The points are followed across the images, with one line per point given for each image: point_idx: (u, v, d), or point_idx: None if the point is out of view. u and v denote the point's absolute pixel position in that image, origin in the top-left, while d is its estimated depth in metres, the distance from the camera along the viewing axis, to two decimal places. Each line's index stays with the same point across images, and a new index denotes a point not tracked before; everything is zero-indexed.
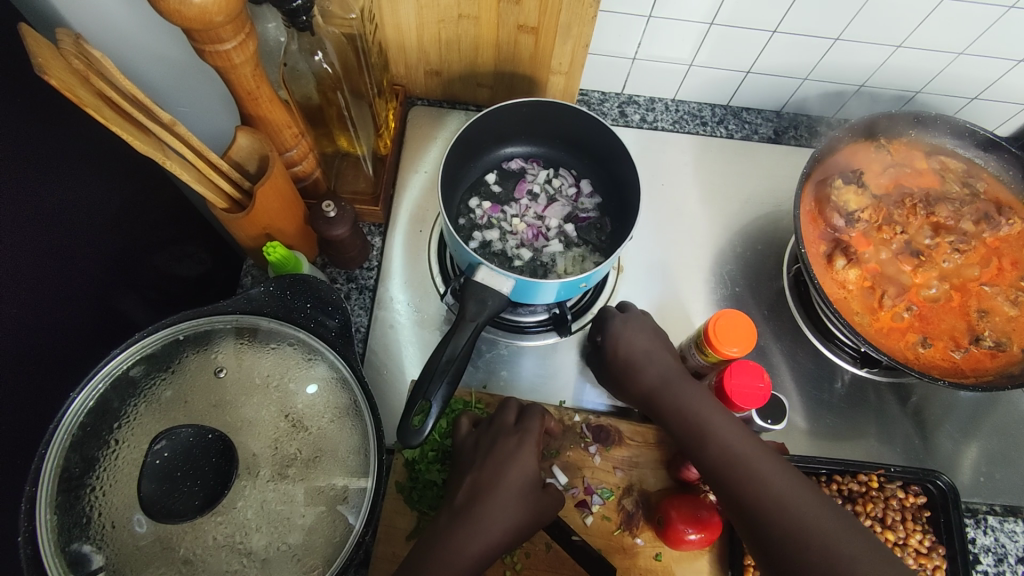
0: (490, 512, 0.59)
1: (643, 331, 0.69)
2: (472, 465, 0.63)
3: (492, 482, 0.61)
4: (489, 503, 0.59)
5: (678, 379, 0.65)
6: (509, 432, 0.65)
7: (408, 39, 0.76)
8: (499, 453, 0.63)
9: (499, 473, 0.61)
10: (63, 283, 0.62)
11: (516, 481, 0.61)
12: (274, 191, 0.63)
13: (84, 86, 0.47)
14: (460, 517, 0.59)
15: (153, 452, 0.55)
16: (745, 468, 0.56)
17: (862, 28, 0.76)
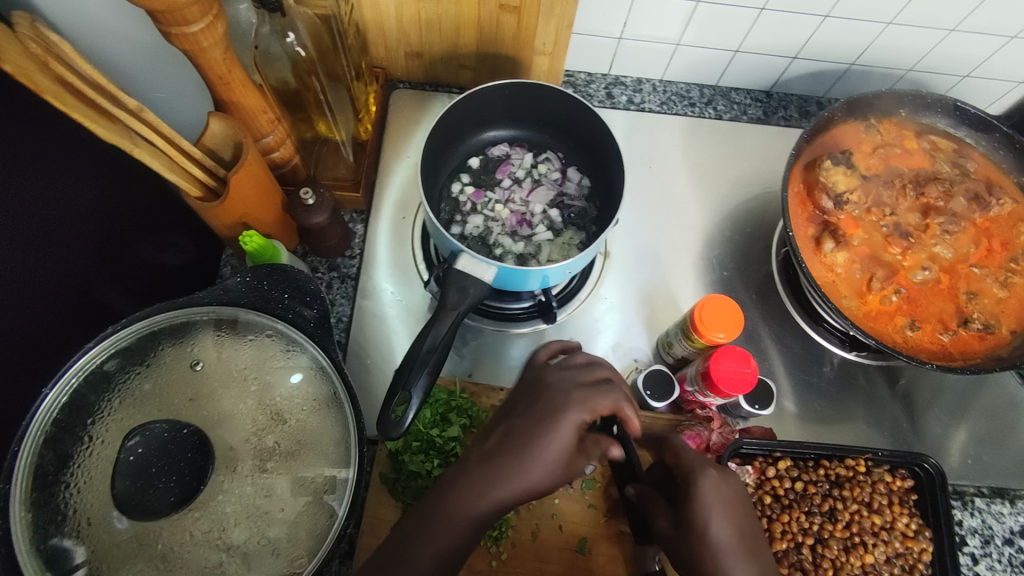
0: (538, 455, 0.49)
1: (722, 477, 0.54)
2: (519, 409, 0.53)
3: (538, 428, 0.51)
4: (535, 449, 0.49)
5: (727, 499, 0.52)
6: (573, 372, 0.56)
7: (387, 20, 0.74)
8: (553, 402, 0.52)
9: (551, 418, 0.51)
10: (33, 277, 0.60)
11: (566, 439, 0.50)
12: (250, 178, 0.61)
13: (41, 70, 0.46)
14: (486, 468, 0.50)
15: (126, 449, 0.54)
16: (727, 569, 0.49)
17: (852, 5, 0.74)
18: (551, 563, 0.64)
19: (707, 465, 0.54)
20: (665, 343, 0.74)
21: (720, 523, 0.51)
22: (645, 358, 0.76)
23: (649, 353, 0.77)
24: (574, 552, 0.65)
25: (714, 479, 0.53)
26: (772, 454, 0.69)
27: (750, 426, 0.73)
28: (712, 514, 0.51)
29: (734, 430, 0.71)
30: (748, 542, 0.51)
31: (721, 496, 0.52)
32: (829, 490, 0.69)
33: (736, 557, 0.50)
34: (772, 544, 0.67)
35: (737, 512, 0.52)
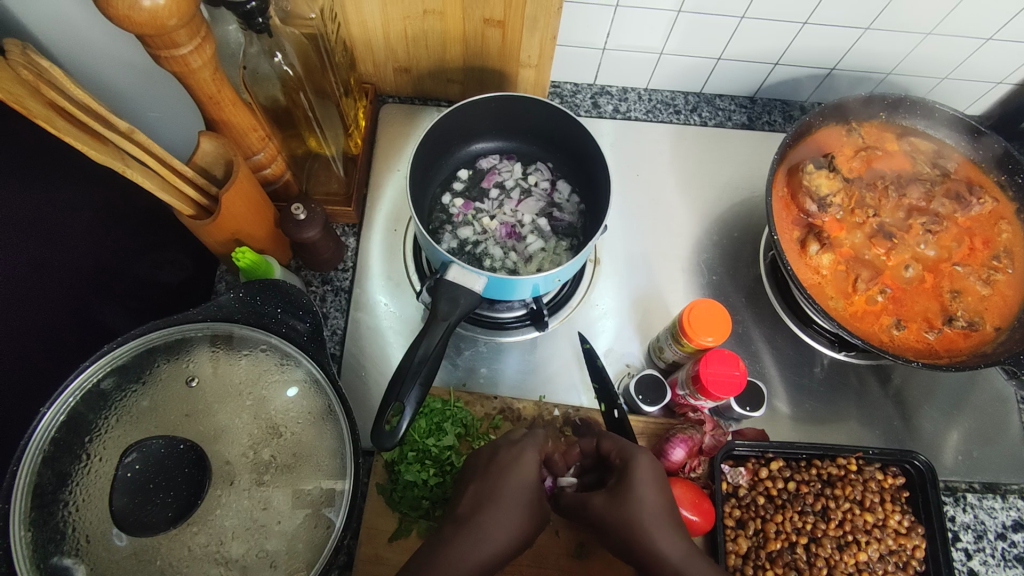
0: (491, 518, 0.55)
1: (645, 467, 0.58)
2: (478, 475, 0.60)
3: (494, 493, 0.58)
4: (492, 510, 0.56)
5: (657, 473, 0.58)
6: (512, 441, 0.62)
7: (374, 37, 0.75)
8: (501, 462, 0.60)
9: (501, 483, 0.58)
10: (30, 299, 0.61)
11: (517, 490, 0.58)
12: (240, 196, 0.62)
13: (34, 97, 0.47)
14: (463, 528, 0.55)
15: (124, 465, 0.54)
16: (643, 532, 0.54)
17: (830, 12, 0.76)
18: (549, 569, 0.65)
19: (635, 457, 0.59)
20: (656, 348, 0.75)
21: (647, 490, 0.56)
22: (637, 363, 0.77)
23: (641, 358, 0.78)
24: (572, 558, 0.65)
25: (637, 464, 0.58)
26: (764, 455, 0.69)
27: (743, 428, 0.74)
28: (643, 486, 0.56)
29: (726, 432, 0.71)
30: (673, 522, 0.55)
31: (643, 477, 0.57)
32: (822, 490, 0.70)
33: (658, 523, 0.55)
34: (766, 544, 0.67)
35: (661, 491, 0.57)
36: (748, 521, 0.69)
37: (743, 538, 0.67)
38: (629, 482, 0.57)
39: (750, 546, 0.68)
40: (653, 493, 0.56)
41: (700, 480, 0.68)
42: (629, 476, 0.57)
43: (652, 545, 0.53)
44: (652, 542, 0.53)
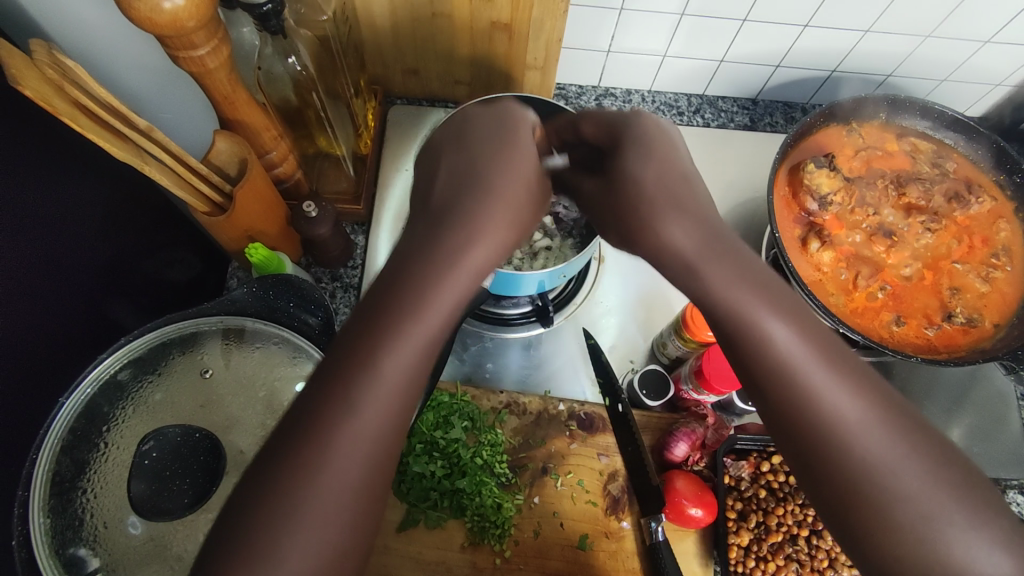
0: (465, 204, 0.45)
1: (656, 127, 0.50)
2: (461, 152, 0.49)
3: (436, 218, 0.44)
4: (478, 197, 0.45)
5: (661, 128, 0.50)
6: (458, 143, 0.49)
7: (384, 39, 0.77)
8: (471, 177, 0.46)
9: (455, 197, 0.45)
10: (48, 293, 0.63)
11: (502, 192, 0.46)
12: (253, 193, 0.64)
13: (60, 96, 0.48)
14: (430, 226, 0.43)
15: (141, 453, 0.56)
16: (752, 325, 0.39)
17: (831, 14, 0.77)
18: (553, 559, 0.66)
19: (646, 165, 0.47)
20: (659, 343, 0.76)
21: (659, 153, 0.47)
22: (640, 359, 0.79)
23: (644, 354, 0.79)
24: (576, 549, 0.66)
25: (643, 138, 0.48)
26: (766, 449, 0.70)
27: (745, 423, 0.75)
28: (642, 156, 0.47)
29: (728, 426, 0.72)
30: (711, 231, 0.43)
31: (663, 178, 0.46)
32: None
33: (677, 189, 0.46)
34: (769, 536, 0.69)
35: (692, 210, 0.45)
36: (750, 513, 0.70)
37: (745, 530, 0.68)
38: (626, 137, 0.49)
39: (752, 538, 0.69)
40: (653, 156, 0.47)
41: (703, 472, 0.69)
42: (625, 169, 0.48)
43: (756, 341, 0.38)
44: (713, 293, 0.41)
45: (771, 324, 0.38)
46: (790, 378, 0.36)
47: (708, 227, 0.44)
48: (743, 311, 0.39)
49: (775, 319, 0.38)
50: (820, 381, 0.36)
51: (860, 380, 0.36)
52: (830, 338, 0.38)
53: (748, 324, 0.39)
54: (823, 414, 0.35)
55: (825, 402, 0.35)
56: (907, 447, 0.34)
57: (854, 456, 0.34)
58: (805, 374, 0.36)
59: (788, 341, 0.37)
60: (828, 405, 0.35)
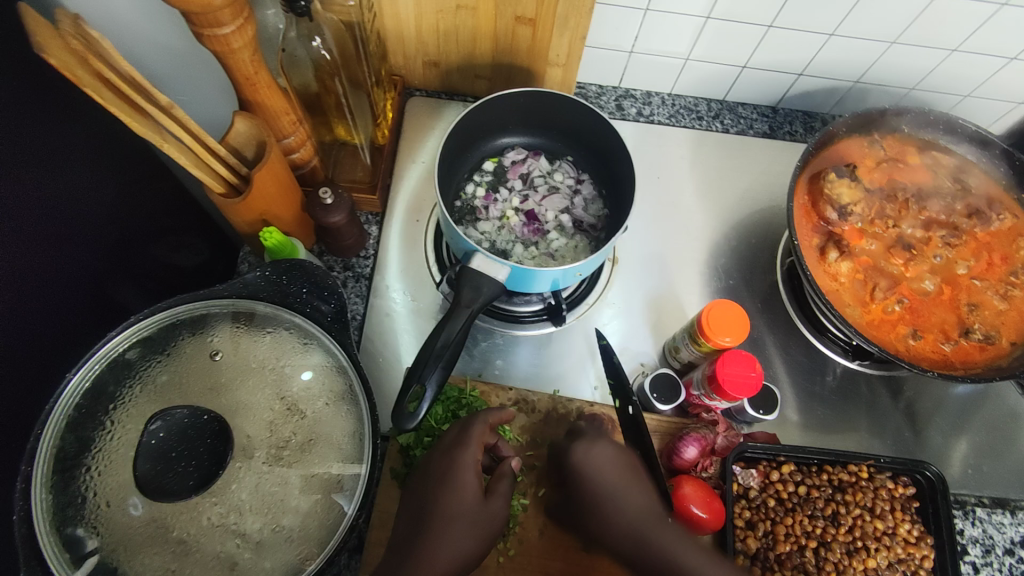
0: (432, 548, 0.56)
1: (600, 449, 0.65)
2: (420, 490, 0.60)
3: (427, 518, 0.58)
4: (431, 540, 0.56)
5: (612, 456, 0.64)
6: (447, 449, 0.61)
7: (407, 29, 0.77)
8: (441, 484, 0.59)
9: (435, 502, 0.58)
10: (54, 269, 0.62)
11: (456, 513, 0.58)
12: (271, 176, 0.63)
13: (82, 66, 0.48)
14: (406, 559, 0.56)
15: (148, 433, 0.55)
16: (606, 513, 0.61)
17: (857, 23, 0.77)
18: (557, 561, 0.65)
19: (583, 446, 0.65)
20: (671, 348, 0.75)
21: (602, 450, 0.65)
22: (651, 362, 0.78)
23: (655, 357, 0.78)
24: (579, 552, 0.65)
25: (592, 449, 0.65)
26: (776, 458, 0.70)
27: (755, 431, 0.74)
28: (593, 469, 0.63)
29: (739, 434, 0.71)
30: (632, 475, 0.63)
31: (596, 464, 0.63)
32: (832, 495, 0.70)
33: (621, 484, 0.62)
34: (776, 547, 0.68)
35: (630, 479, 0.62)
36: (758, 522, 0.69)
37: (753, 538, 0.68)
38: (579, 464, 0.64)
39: (759, 547, 0.68)
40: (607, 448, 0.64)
41: (711, 479, 0.68)
42: (575, 451, 0.65)
43: (658, 558, 0.57)
44: (608, 519, 0.61)
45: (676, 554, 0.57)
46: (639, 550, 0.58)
47: (626, 480, 0.62)
48: (604, 500, 0.61)
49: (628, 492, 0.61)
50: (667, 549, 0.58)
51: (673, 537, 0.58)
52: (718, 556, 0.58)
53: (637, 544, 0.59)
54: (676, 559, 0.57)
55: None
56: None
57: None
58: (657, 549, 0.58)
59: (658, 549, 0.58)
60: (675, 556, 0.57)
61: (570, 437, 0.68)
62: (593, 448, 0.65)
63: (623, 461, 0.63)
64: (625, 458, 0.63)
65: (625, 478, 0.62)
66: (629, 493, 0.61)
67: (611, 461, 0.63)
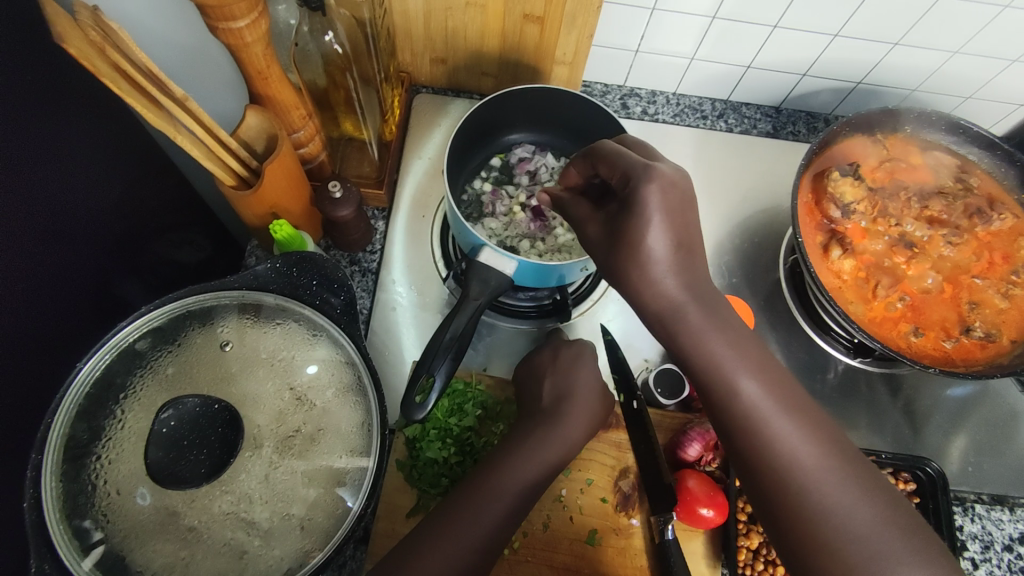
0: (488, 499, 0.57)
1: (659, 211, 0.48)
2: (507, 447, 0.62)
3: (497, 468, 0.60)
4: (489, 494, 0.58)
5: (693, 265, 0.50)
6: (558, 360, 0.70)
7: (416, 26, 0.77)
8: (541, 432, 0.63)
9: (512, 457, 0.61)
10: (62, 261, 0.62)
11: (542, 459, 0.61)
12: (282, 170, 0.64)
13: (100, 57, 0.48)
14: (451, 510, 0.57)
15: (159, 421, 0.56)
16: (725, 375, 0.50)
17: (861, 24, 0.78)
18: (562, 553, 0.65)
19: (634, 191, 0.48)
20: None
21: (666, 275, 0.49)
22: (655, 358, 0.78)
23: (658, 353, 0.78)
24: (583, 544, 0.66)
25: (665, 274, 0.49)
26: None
27: None
28: (651, 223, 0.48)
29: None
30: (683, 254, 0.50)
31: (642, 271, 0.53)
32: None
33: (697, 312, 0.50)
34: None
35: (679, 220, 0.48)
36: None
37: (756, 533, 0.67)
38: (635, 209, 0.48)
39: (762, 542, 0.68)
40: (671, 267, 0.49)
41: (715, 472, 0.69)
42: (633, 193, 0.48)
43: (700, 344, 0.50)
44: (655, 288, 0.50)
45: (741, 378, 0.49)
46: (782, 460, 0.47)
47: (674, 222, 0.49)
48: (721, 363, 0.50)
49: (711, 329, 0.50)
50: (776, 428, 0.48)
51: (799, 408, 0.49)
52: (748, 337, 0.51)
53: (678, 316, 0.50)
54: (772, 429, 0.48)
55: (806, 477, 0.47)
56: (836, 464, 0.47)
57: (779, 475, 0.47)
58: (761, 429, 0.48)
59: (783, 426, 0.48)
60: (781, 437, 0.48)
61: (597, 162, 0.53)
62: (659, 204, 0.48)
63: (700, 287, 0.51)
64: (675, 193, 0.48)
65: (710, 326, 0.50)
66: (702, 329, 0.50)
67: (694, 282, 0.50)
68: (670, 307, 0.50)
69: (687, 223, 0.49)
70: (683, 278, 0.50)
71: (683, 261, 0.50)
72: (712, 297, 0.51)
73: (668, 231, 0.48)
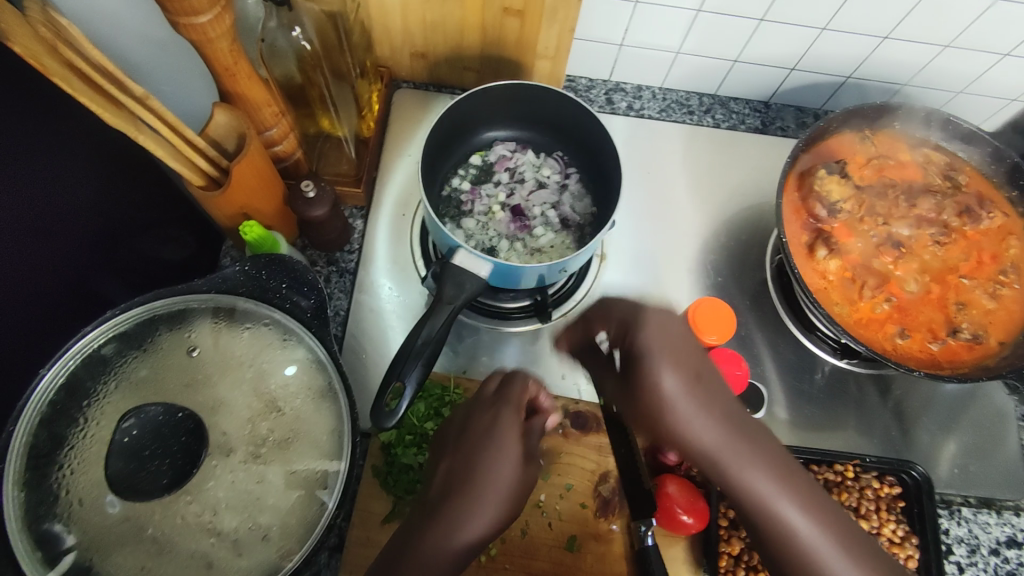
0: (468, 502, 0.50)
1: (665, 333, 0.51)
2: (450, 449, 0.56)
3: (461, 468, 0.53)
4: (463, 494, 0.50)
5: (713, 395, 0.49)
6: (486, 404, 0.58)
7: (393, 20, 0.75)
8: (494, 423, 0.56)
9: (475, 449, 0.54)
10: (33, 264, 0.61)
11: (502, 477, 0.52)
12: (251, 169, 0.62)
13: (50, 54, 0.46)
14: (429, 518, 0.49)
15: (120, 430, 0.54)
16: (779, 516, 0.44)
17: (850, 18, 0.76)
18: (541, 560, 0.64)
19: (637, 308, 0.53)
20: None
21: (690, 409, 0.48)
22: None
23: None
24: (563, 550, 0.65)
25: (682, 402, 0.48)
26: None
27: None
28: (658, 363, 0.50)
29: None
30: (700, 384, 0.49)
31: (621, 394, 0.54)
32: None
33: (739, 454, 0.46)
34: None
35: (684, 358, 0.50)
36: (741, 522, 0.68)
37: (737, 539, 0.66)
38: (639, 342, 0.51)
39: (744, 548, 0.66)
40: (686, 384, 0.49)
41: (696, 478, 0.68)
42: (633, 341, 0.52)
43: (741, 486, 0.45)
44: (685, 429, 0.48)
45: (791, 511, 0.44)
46: None
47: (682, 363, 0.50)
48: (775, 508, 0.44)
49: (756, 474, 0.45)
50: None
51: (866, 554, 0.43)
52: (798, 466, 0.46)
53: (714, 466, 0.47)
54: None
55: None
56: None
57: None
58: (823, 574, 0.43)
59: None
60: None
61: None
62: (660, 336, 0.51)
63: (735, 421, 0.48)
64: (674, 334, 0.51)
65: (746, 458, 0.46)
66: (746, 474, 0.45)
67: (722, 417, 0.48)
68: (703, 458, 0.47)
69: (689, 347, 0.51)
70: (709, 419, 0.47)
71: (701, 398, 0.49)
72: (746, 426, 0.48)
73: (678, 371, 0.49)
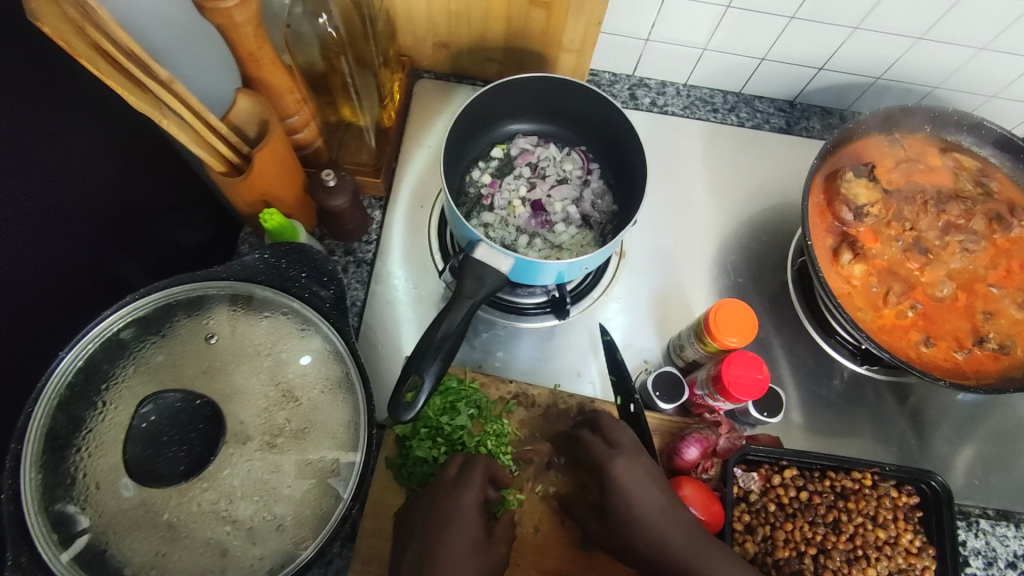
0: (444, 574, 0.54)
1: (639, 473, 0.61)
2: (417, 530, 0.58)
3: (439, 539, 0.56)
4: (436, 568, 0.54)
5: (676, 511, 0.59)
6: (449, 487, 0.60)
7: (417, 9, 0.74)
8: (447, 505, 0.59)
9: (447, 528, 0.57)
10: (52, 245, 0.61)
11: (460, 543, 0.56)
12: (272, 156, 0.62)
13: (77, 35, 0.46)
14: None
15: (138, 415, 0.54)
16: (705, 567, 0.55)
17: (884, 17, 0.74)
18: (553, 559, 0.64)
19: (614, 454, 0.62)
20: (676, 345, 0.74)
21: (655, 514, 0.58)
22: (655, 359, 0.76)
23: (659, 354, 0.77)
24: (575, 549, 0.65)
25: (654, 511, 0.59)
26: (778, 462, 0.68)
27: (758, 434, 0.73)
28: (635, 489, 0.60)
29: (741, 436, 0.70)
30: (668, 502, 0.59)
31: (634, 477, 0.60)
32: (834, 502, 0.69)
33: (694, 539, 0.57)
34: (775, 552, 0.67)
35: (655, 488, 0.60)
36: (757, 526, 0.68)
37: (752, 543, 0.66)
38: (618, 483, 0.60)
39: (757, 552, 0.67)
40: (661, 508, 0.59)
41: (711, 480, 0.67)
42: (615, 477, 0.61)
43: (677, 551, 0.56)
44: (648, 526, 0.58)
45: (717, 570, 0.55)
46: None
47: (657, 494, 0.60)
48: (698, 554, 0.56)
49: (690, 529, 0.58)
50: None
51: None
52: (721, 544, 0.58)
53: (660, 543, 0.57)
54: None
55: None
56: None
57: None
58: None
59: None
60: None
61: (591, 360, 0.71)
62: (646, 483, 0.60)
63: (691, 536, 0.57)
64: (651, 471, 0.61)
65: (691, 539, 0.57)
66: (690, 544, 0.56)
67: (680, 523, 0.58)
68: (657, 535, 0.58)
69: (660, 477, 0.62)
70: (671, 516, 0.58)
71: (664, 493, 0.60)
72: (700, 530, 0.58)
73: (653, 500, 0.59)
